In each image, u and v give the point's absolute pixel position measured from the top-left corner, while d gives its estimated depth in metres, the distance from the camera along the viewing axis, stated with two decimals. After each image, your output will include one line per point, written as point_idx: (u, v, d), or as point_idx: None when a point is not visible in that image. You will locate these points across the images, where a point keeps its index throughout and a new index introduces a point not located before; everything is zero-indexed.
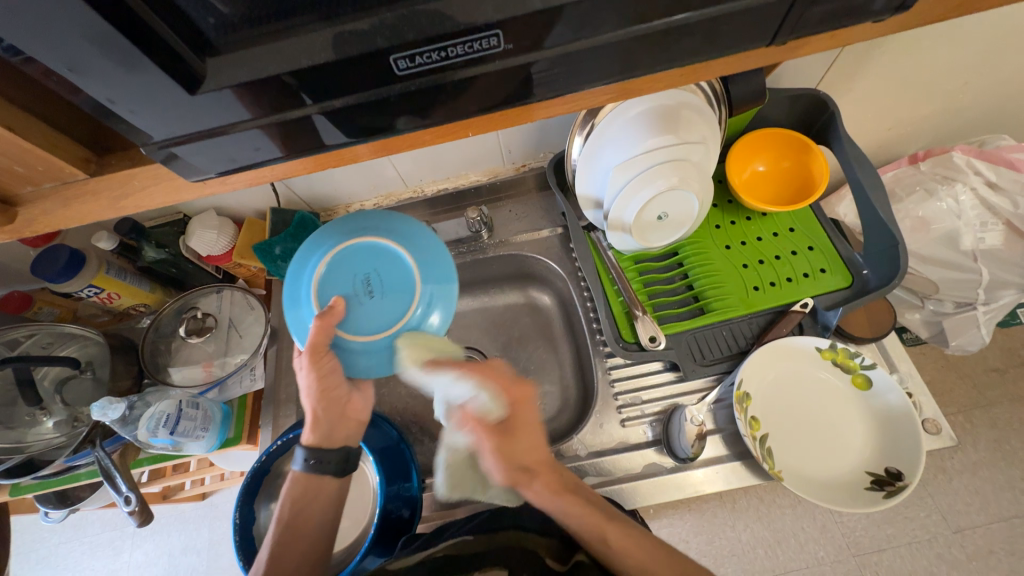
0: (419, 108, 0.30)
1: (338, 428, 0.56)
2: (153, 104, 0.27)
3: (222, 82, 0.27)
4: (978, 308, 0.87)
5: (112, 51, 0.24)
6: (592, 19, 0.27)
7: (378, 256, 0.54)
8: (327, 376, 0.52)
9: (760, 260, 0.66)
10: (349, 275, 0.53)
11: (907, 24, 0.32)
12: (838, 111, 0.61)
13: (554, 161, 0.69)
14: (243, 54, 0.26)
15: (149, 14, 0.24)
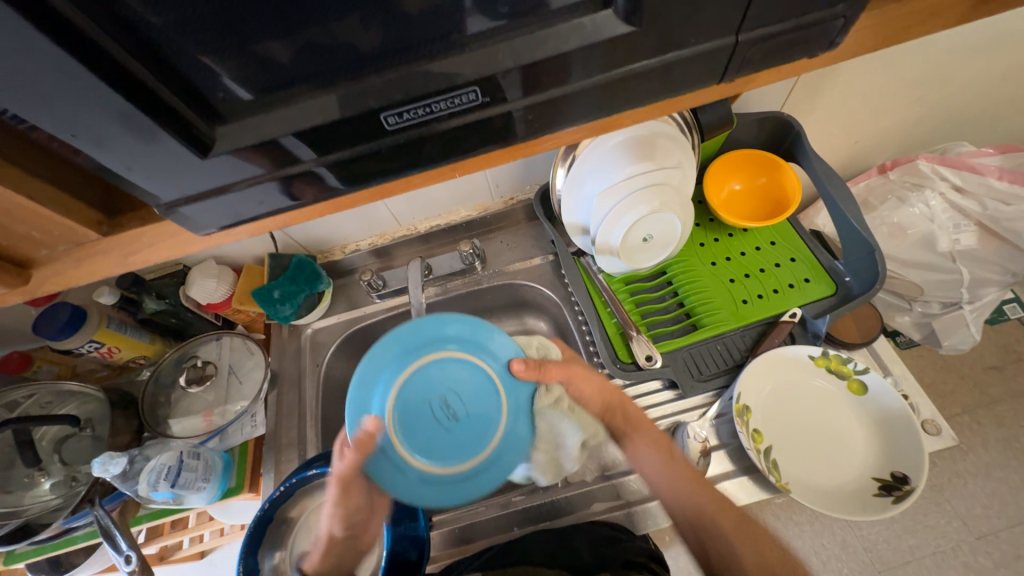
0: (408, 157, 0.33)
1: (340, 556, 0.60)
2: (167, 168, 0.29)
3: (228, 144, 0.29)
4: (965, 308, 0.88)
5: (131, 124, 0.26)
6: (559, 71, 0.30)
7: (463, 376, 0.51)
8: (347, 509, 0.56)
9: (746, 274, 0.68)
10: (428, 399, 0.50)
11: (845, 57, 0.35)
12: (803, 131, 0.65)
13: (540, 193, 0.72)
14: (248, 120, 0.29)
15: (164, 91, 0.26)
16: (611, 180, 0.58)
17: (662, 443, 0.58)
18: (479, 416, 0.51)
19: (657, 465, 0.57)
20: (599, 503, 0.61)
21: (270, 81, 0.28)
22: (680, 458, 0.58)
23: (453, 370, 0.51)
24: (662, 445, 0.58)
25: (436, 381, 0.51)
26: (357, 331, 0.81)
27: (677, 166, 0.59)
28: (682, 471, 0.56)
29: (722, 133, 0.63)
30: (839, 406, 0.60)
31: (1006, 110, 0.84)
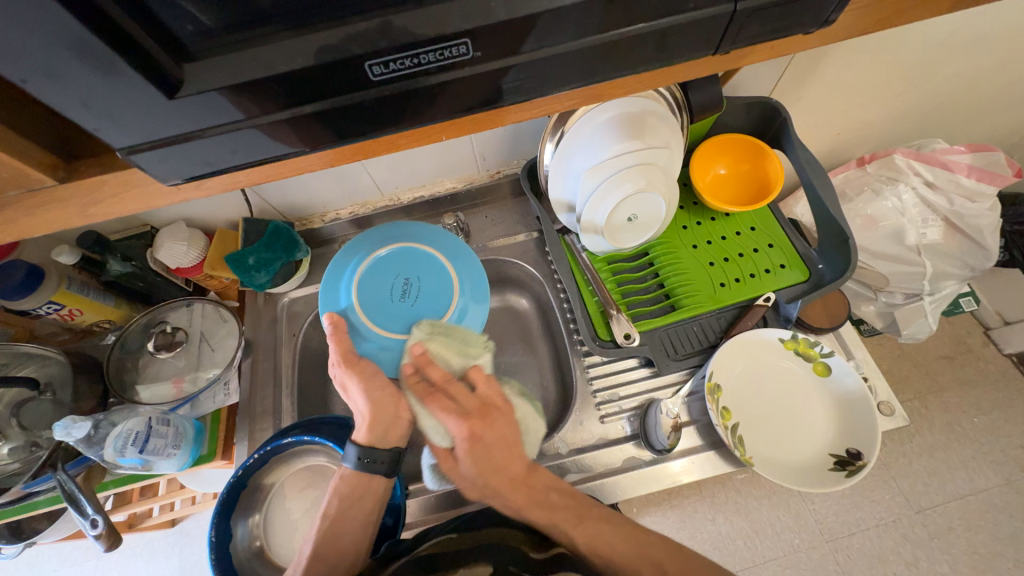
0: (392, 113, 0.31)
1: (390, 423, 0.58)
2: (129, 108, 0.27)
3: (199, 86, 0.27)
4: (925, 299, 0.94)
5: (89, 56, 0.24)
6: (555, 28, 0.29)
7: (417, 262, 0.65)
8: (366, 380, 0.57)
9: (725, 258, 0.69)
10: (388, 280, 0.63)
11: (837, 37, 0.36)
12: (790, 117, 0.65)
13: (526, 168, 0.71)
14: (223, 60, 0.27)
15: (127, 19, 0.24)
16: (582, 143, 0.59)
17: (582, 508, 0.52)
18: (432, 289, 0.63)
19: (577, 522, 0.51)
20: (573, 474, 0.64)
21: (244, 19, 0.26)
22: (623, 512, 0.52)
23: (394, 270, 0.64)
24: (600, 517, 0.51)
25: (380, 285, 0.63)
26: None
27: (670, 125, 0.59)
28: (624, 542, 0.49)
29: (710, 116, 0.63)
30: (801, 386, 0.63)
31: (980, 110, 0.87)
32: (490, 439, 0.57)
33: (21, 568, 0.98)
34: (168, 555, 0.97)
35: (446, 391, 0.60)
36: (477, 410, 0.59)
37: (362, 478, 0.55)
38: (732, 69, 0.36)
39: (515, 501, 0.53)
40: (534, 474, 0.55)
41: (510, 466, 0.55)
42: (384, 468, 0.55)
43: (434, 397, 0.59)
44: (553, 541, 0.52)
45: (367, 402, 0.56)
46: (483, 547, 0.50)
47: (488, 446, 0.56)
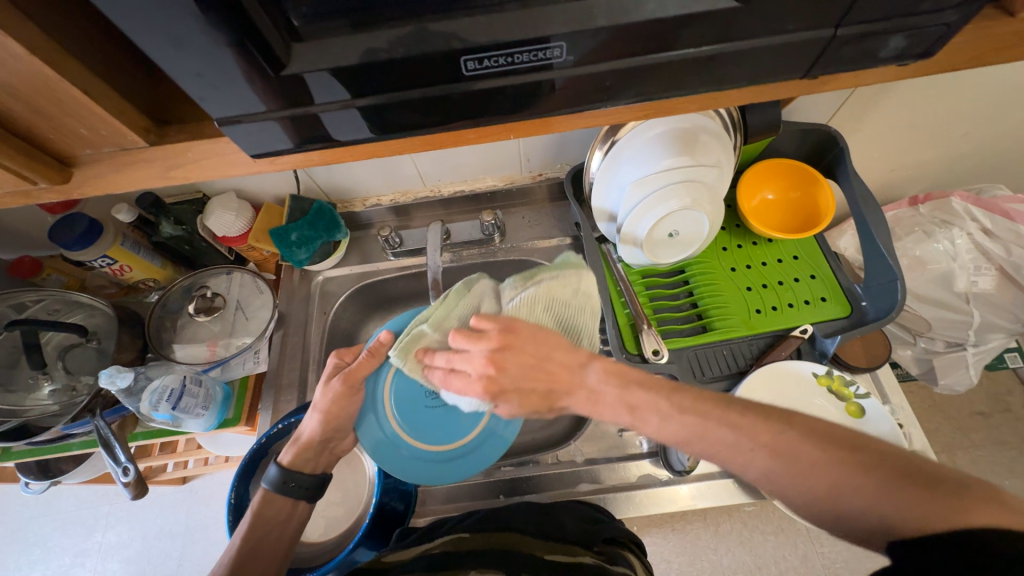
0: (474, 107, 0.32)
1: (319, 457, 0.57)
2: (237, 79, 0.28)
3: (304, 66, 0.28)
4: (968, 349, 0.89)
5: (213, 27, 0.25)
6: (650, 35, 0.29)
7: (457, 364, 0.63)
8: (341, 410, 0.56)
9: (763, 284, 0.67)
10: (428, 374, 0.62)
11: (931, 70, 0.34)
12: (847, 148, 0.64)
13: (571, 173, 0.70)
14: (325, 43, 0.28)
15: (256, 8, 0.25)
16: (631, 151, 0.58)
17: (636, 404, 0.46)
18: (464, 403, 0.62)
19: (622, 416, 0.47)
20: (585, 483, 0.64)
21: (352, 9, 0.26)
22: (655, 400, 0.45)
23: None
24: (645, 423, 0.45)
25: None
26: (366, 285, 0.80)
27: (720, 151, 0.59)
28: (679, 431, 0.43)
29: (765, 139, 0.62)
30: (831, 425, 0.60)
31: None
32: (513, 388, 0.50)
33: (42, 504, 1.04)
34: (176, 511, 1.01)
35: (458, 364, 0.50)
36: (487, 366, 0.49)
37: (280, 504, 0.54)
38: (812, 94, 0.36)
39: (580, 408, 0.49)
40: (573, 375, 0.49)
41: (550, 386, 0.50)
42: (303, 496, 0.54)
43: (444, 372, 0.51)
44: (569, 550, 0.49)
45: (318, 429, 0.55)
46: (489, 550, 0.48)
47: (516, 381, 0.49)
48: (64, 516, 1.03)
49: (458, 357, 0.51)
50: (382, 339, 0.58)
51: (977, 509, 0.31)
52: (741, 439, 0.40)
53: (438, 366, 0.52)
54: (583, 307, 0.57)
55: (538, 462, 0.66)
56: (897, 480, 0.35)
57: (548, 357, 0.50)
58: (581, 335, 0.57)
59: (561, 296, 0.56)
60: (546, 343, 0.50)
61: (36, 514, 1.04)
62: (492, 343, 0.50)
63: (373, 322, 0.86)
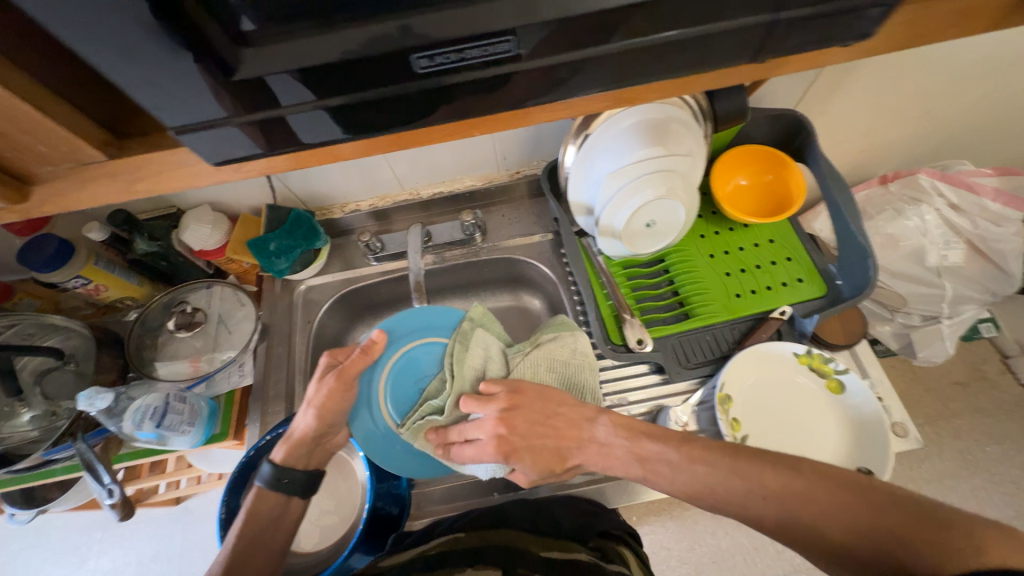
0: (432, 104, 0.32)
1: (312, 453, 0.57)
2: (188, 87, 0.28)
3: (254, 70, 0.28)
4: (943, 322, 0.91)
5: (158, 35, 0.25)
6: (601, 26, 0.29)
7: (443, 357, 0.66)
8: (336, 405, 0.57)
9: (742, 269, 0.69)
10: (421, 370, 0.65)
11: (878, 49, 0.35)
12: (813, 132, 0.65)
13: (548, 169, 0.71)
14: (278, 47, 0.28)
15: (199, 13, 0.25)
16: (605, 140, 0.59)
17: (647, 455, 0.50)
18: None
19: (635, 468, 0.51)
20: (576, 476, 0.64)
21: (299, 12, 0.26)
22: (665, 450, 0.50)
23: (431, 355, 0.66)
24: (658, 474, 0.49)
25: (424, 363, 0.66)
26: (350, 292, 0.80)
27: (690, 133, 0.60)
28: (691, 481, 0.47)
29: (734, 126, 0.64)
30: (818, 407, 0.62)
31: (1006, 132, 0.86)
32: (523, 446, 0.53)
33: (30, 535, 1.01)
34: (171, 533, 0.99)
35: (470, 432, 0.54)
36: (498, 429, 0.53)
37: (274, 501, 0.54)
38: (767, 78, 0.36)
39: (592, 463, 0.54)
40: (583, 434, 0.54)
41: (560, 442, 0.54)
42: (296, 491, 0.54)
43: (458, 443, 0.55)
44: (566, 547, 0.50)
45: (313, 424, 0.56)
46: (484, 547, 0.50)
47: (529, 442, 0.53)
48: (54, 546, 1.00)
49: (470, 425, 0.54)
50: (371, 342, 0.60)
51: (963, 534, 0.35)
52: (750, 484, 0.44)
53: (453, 440, 0.56)
54: (581, 364, 0.60)
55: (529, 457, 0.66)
56: (903, 517, 0.38)
57: (552, 415, 0.54)
58: (585, 392, 0.59)
59: (561, 356, 0.59)
60: (547, 403, 0.55)
61: (24, 546, 1.01)
62: (500, 405, 0.54)
63: (359, 328, 0.85)
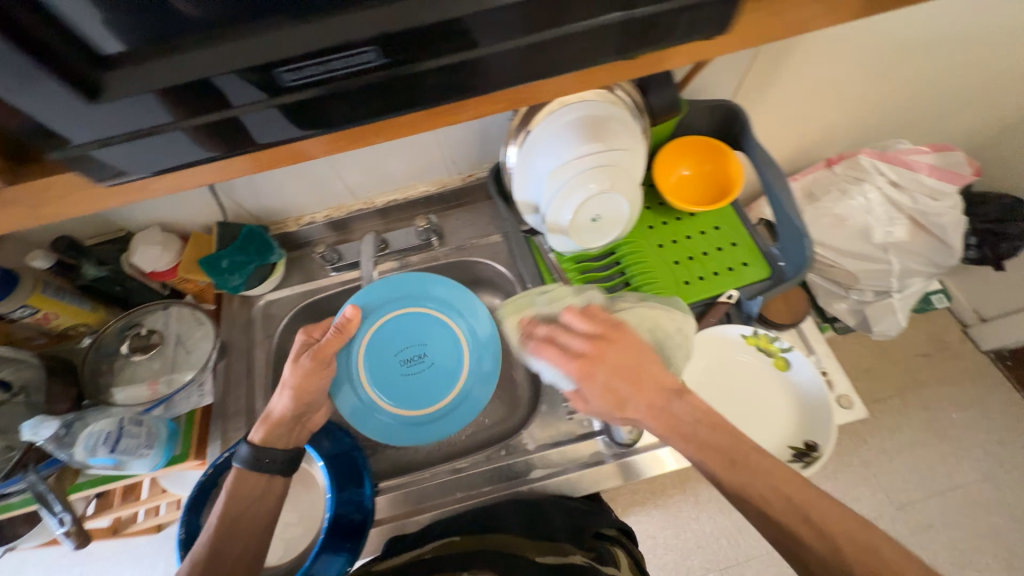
0: (315, 114, 0.34)
1: (291, 433, 0.58)
2: (63, 111, 0.30)
3: (127, 92, 0.30)
4: (894, 296, 0.95)
5: (15, 67, 0.27)
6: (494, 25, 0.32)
7: (427, 328, 0.68)
8: (312, 385, 0.57)
9: (690, 257, 0.71)
10: (404, 340, 0.67)
11: (754, 35, 0.37)
12: (746, 119, 0.68)
13: (492, 172, 0.70)
14: (146, 68, 0.30)
15: (55, 40, 0.27)
16: (542, 140, 0.61)
17: (713, 444, 0.47)
18: (441, 364, 0.67)
19: (689, 449, 0.48)
20: (538, 470, 0.64)
21: (161, 33, 0.29)
22: (740, 446, 0.47)
23: (414, 325, 0.68)
24: (714, 462, 0.47)
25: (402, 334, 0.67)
26: (311, 304, 0.80)
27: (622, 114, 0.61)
28: (745, 481, 0.45)
29: (672, 119, 0.66)
30: (767, 382, 0.64)
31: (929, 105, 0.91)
32: (605, 373, 0.49)
33: None
34: (150, 563, 0.98)
35: (559, 336, 0.51)
36: (587, 347, 0.50)
37: (254, 482, 0.55)
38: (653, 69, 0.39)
39: (656, 426, 0.49)
40: (670, 399, 0.49)
41: (638, 390, 0.49)
42: (277, 471, 0.56)
43: (543, 344, 0.51)
44: (560, 549, 0.54)
45: (289, 406, 0.56)
46: (479, 550, 0.53)
47: (613, 374, 0.49)
48: None
49: (569, 332, 0.52)
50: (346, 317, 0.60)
51: None
52: (799, 497, 0.44)
53: (536, 335, 0.53)
54: (680, 344, 0.55)
55: (488, 461, 0.65)
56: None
57: (647, 363, 0.50)
58: (672, 365, 0.54)
59: (665, 323, 0.56)
60: (640, 353, 0.51)
61: None
62: (600, 332, 0.51)
63: None
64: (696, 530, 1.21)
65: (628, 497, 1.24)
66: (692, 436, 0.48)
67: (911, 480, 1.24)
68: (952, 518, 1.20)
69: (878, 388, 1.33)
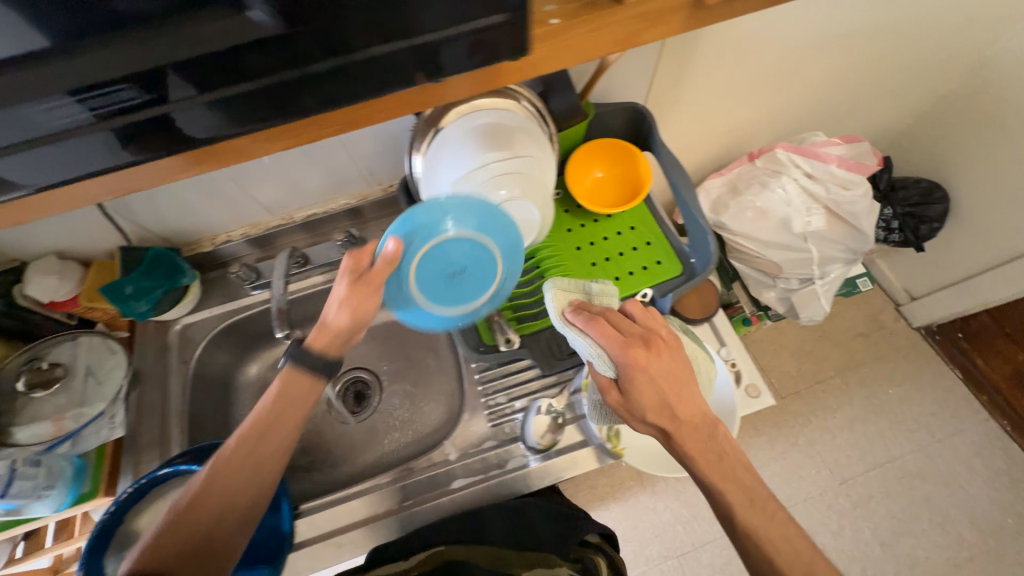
0: (102, 150, 0.33)
1: (338, 345, 0.58)
2: None
3: None
4: (816, 282, 0.99)
5: None
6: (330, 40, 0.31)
7: (466, 244, 0.57)
8: (365, 301, 0.55)
9: (606, 258, 0.71)
10: (445, 254, 0.57)
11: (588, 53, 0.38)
12: (653, 122, 0.70)
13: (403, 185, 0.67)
14: None
15: None
16: (444, 149, 0.60)
17: (722, 457, 0.50)
18: (481, 275, 0.59)
19: (694, 459, 0.51)
20: (459, 478, 0.63)
21: None
22: (739, 460, 0.51)
23: (456, 242, 0.56)
24: (709, 463, 0.50)
25: (434, 255, 0.56)
26: (231, 325, 0.78)
27: (519, 116, 0.61)
28: (730, 485, 0.50)
29: (578, 122, 0.68)
30: None
31: (834, 97, 0.96)
32: (654, 374, 0.50)
33: None
34: None
35: (615, 322, 0.53)
36: (643, 342, 0.51)
37: (294, 396, 0.56)
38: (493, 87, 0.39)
39: (675, 440, 0.51)
40: (703, 423, 0.51)
41: (673, 401, 0.50)
42: (320, 373, 0.57)
43: (600, 328, 0.51)
44: (547, 561, 0.53)
45: (341, 320, 0.56)
46: (467, 561, 0.53)
47: (655, 379, 0.50)
48: None
49: (626, 322, 0.53)
50: (388, 254, 0.52)
51: None
52: (749, 489, 0.50)
53: (592, 314, 0.53)
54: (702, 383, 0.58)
55: (408, 475, 0.64)
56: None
57: (686, 381, 0.51)
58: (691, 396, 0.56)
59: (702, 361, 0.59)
60: (684, 369, 0.52)
61: None
62: (653, 337, 0.52)
63: (251, 361, 0.83)
64: (654, 519, 1.24)
65: (586, 493, 1.25)
66: (715, 466, 0.50)
67: (852, 454, 1.29)
68: (891, 489, 1.26)
69: (820, 369, 1.39)
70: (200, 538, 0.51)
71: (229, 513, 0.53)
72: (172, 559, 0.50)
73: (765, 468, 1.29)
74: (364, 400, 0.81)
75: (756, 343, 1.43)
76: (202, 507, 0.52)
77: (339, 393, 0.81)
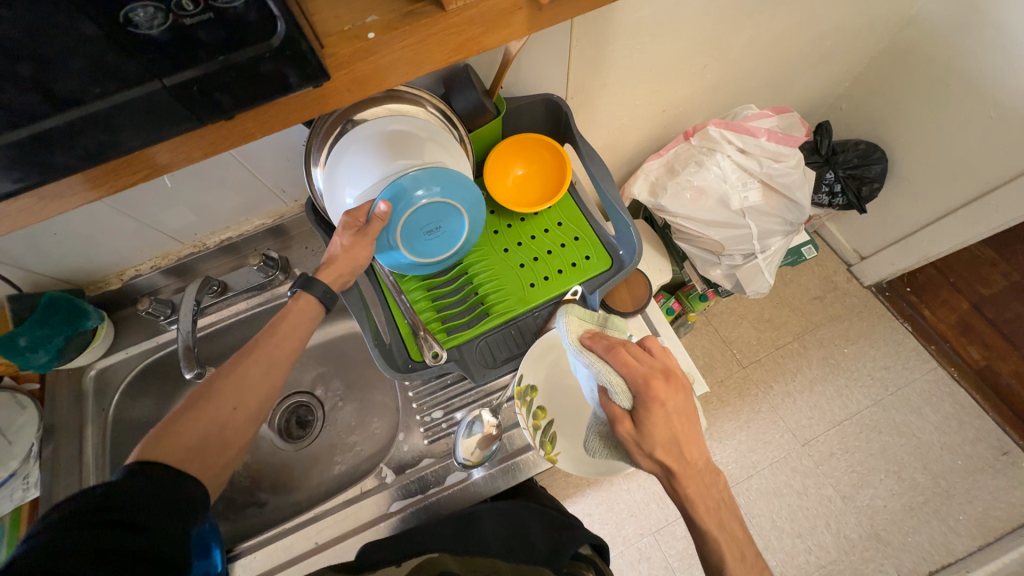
0: None
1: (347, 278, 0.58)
2: None
3: None
4: (759, 257, 0.99)
5: None
6: (100, 76, 0.28)
7: (443, 211, 0.56)
8: (365, 250, 0.55)
9: (534, 257, 0.69)
10: (425, 219, 0.55)
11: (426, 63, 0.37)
12: (569, 112, 0.68)
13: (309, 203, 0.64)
14: None
15: None
16: (342, 159, 0.54)
17: (712, 489, 0.51)
18: (455, 234, 0.60)
19: (685, 494, 0.50)
20: (397, 500, 0.63)
21: None
22: (722, 488, 0.51)
23: (434, 213, 0.55)
24: (696, 494, 0.50)
25: (414, 218, 0.55)
26: (152, 363, 0.74)
27: (418, 121, 0.56)
28: (712, 514, 0.50)
29: (489, 120, 0.65)
30: None
31: (763, 68, 0.94)
32: (669, 410, 0.49)
33: None
34: None
35: (634, 353, 0.51)
36: (662, 376, 0.50)
37: (307, 319, 0.56)
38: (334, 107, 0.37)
39: (676, 481, 0.50)
40: (705, 469, 0.50)
41: (681, 439, 0.49)
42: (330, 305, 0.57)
43: (621, 358, 0.50)
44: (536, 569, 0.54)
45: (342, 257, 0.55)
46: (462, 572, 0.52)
47: (669, 416, 0.49)
48: None
49: (644, 355, 0.52)
50: (380, 212, 0.52)
51: None
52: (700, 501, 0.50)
53: (613, 344, 0.52)
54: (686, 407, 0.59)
55: (346, 502, 0.64)
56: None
57: (694, 423, 0.51)
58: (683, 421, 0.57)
59: None
60: (694, 412, 0.51)
61: None
62: (671, 373, 0.51)
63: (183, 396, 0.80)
64: (629, 500, 1.26)
65: (561, 482, 1.26)
66: (712, 511, 0.50)
67: (812, 415, 1.33)
68: (850, 445, 1.30)
69: (779, 336, 1.42)
70: (205, 440, 0.47)
71: (245, 407, 0.50)
72: (188, 449, 0.46)
73: (731, 438, 1.32)
74: (307, 425, 0.79)
75: (716, 316, 1.45)
76: (222, 393, 0.49)
77: (281, 420, 0.79)
